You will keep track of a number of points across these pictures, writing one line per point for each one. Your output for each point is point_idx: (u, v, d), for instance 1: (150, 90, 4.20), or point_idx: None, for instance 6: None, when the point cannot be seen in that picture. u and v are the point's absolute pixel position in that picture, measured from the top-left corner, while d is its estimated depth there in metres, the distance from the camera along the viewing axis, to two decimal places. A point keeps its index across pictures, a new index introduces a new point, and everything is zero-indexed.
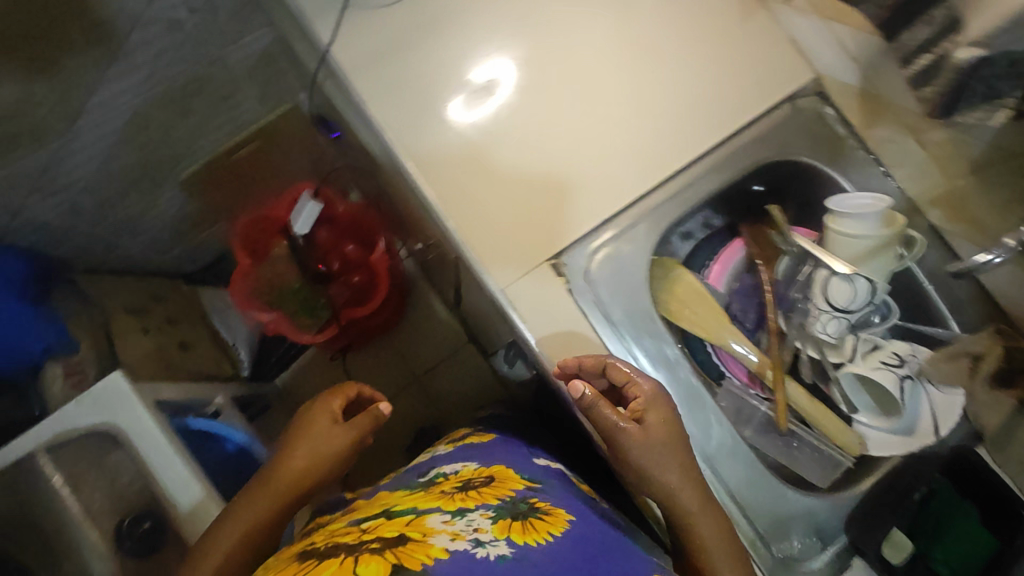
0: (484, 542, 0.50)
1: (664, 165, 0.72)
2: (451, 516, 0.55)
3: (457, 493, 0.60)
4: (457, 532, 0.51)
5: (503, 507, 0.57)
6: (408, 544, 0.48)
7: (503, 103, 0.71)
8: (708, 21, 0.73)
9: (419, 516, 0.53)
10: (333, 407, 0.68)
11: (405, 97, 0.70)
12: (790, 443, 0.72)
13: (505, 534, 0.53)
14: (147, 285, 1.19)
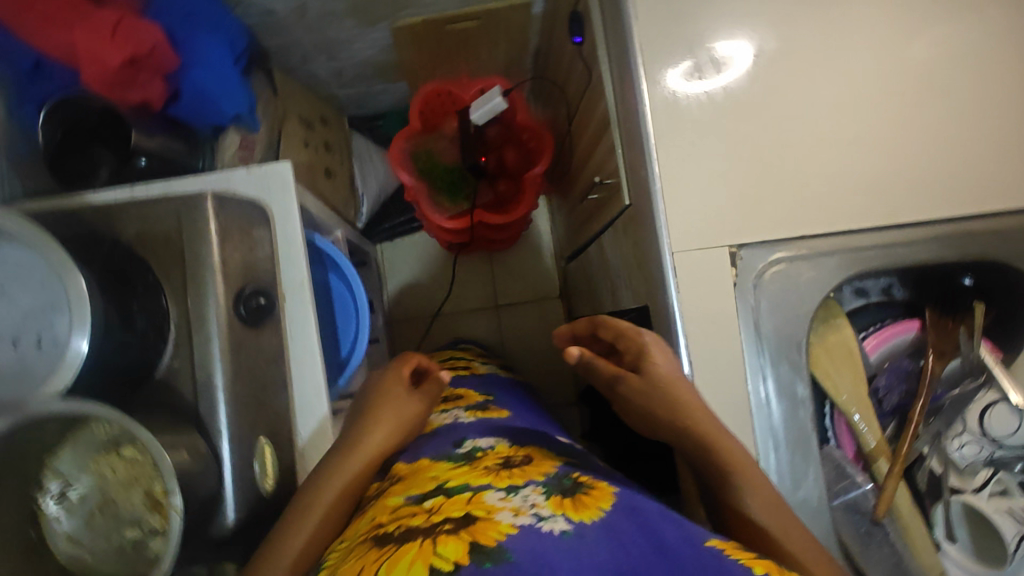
0: (543, 516, 0.49)
1: (888, 214, 0.67)
2: (507, 492, 0.53)
3: (503, 470, 0.59)
4: (518, 508, 0.49)
5: (551, 483, 0.55)
6: (477, 524, 0.47)
7: (762, 82, 0.67)
8: (1005, 91, 0.67)
9: (478, 494, 0.52)
10: (404, 375, 0.75)
11: (670, 30, 0.67)
12: (871, 534, 0.68)
13: (561, 509, 0.51)
14: (319, 106, 1.23)
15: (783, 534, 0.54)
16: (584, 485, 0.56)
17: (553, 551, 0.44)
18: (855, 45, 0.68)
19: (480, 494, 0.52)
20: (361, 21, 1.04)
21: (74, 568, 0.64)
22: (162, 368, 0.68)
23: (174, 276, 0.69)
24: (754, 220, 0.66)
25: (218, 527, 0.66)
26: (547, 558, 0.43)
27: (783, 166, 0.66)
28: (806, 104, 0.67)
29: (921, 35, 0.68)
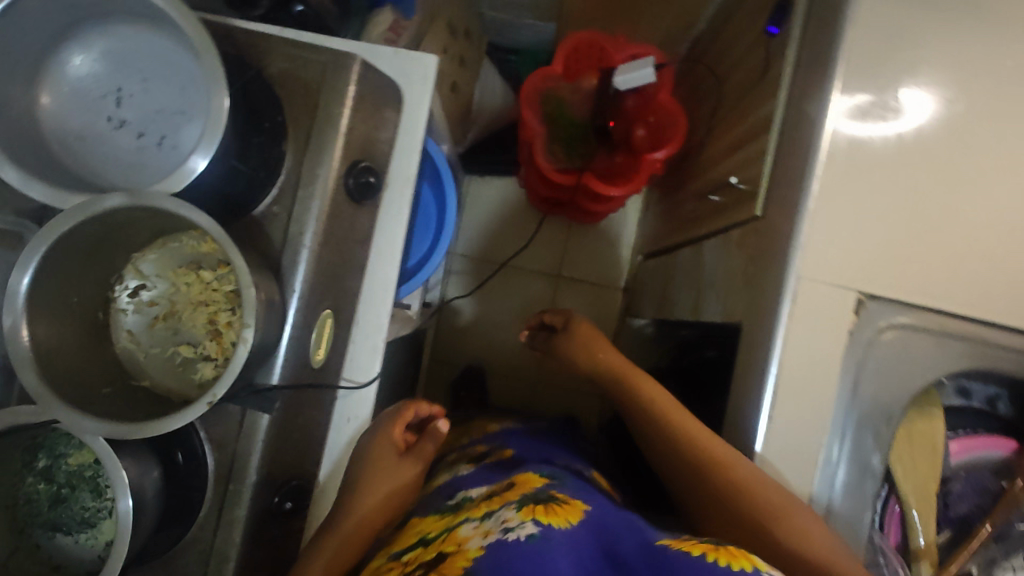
0: (511, 528, 0.56)
1: None
2: (481, 520, 0.61)
3: (483, 502, 0.66)
4: (487, 531, 0.58)
5: (526, 497, 0.62)
6: (447, 558, 0.56)
7: (963, 138, 0.61)
8: None
9: (453, 530, 0.60)
10: (394, 437, 0.76)
11: (886, 51, 0.61)
12: None
13: (530, 515, 0.58)
14: (468, 17, 1.19)
15: (785, 518, 0.57)
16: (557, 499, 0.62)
17: (518, 559, 0.52)
18: None
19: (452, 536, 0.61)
20: None
21: (126, 364, 0.65)
22: (259, 210, 0.68)
23: (302, 123, 0.69)
24: (897, 277, 0.61)
25: (262, 377, 0.67)
26: (507, 566, 0.51)
27: (948, 233, 0.61)
28: (999, 179, 0.61)
29: None
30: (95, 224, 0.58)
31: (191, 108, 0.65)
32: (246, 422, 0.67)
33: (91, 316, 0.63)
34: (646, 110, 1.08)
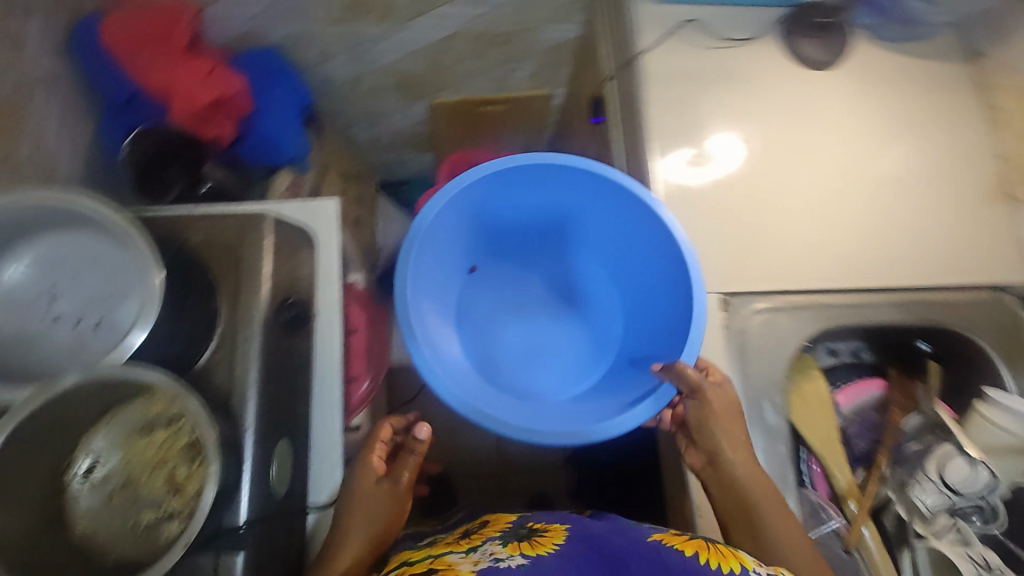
0: (499, 559, 0.62)
1: (859, 276, 0.79)
2: (466, 551, 0.68)
3: (465, 540, 0.73)
4: (478, 559, 0.63)
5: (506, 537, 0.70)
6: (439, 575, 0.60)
7: (739, 164, 0.81)
8: (948, 191, 0.83)
9: (440, 558, 0.66)
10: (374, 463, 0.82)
11: (679, 115, 0.82)
12: (843, 564, 0.73)
13: (517, 549, 0.65)
14: (357, 164, 1.37)
15: None
16: (538, 530, 0.71)
17: None
18: (834, 138, 0.83)
19: (440, 560, 0.65)
20: (405, 95, 1.25)
21: (85, 549, 0.65)
22: (200, 364, 0.74)
23: (229, 277, 0.77)
24: (749, 268, 0.77)
25: (229, 519, 0.67)
26: None
27: (773, 229, 0.79)
28: (798, 181, 0.81)
29: (886, 132, 0.84)
30: (44, 415, 0.61)
31: (116, 289, 0.70)
32: (220, 569, 0.67)
33: (44, 510, 0.64)
34: None
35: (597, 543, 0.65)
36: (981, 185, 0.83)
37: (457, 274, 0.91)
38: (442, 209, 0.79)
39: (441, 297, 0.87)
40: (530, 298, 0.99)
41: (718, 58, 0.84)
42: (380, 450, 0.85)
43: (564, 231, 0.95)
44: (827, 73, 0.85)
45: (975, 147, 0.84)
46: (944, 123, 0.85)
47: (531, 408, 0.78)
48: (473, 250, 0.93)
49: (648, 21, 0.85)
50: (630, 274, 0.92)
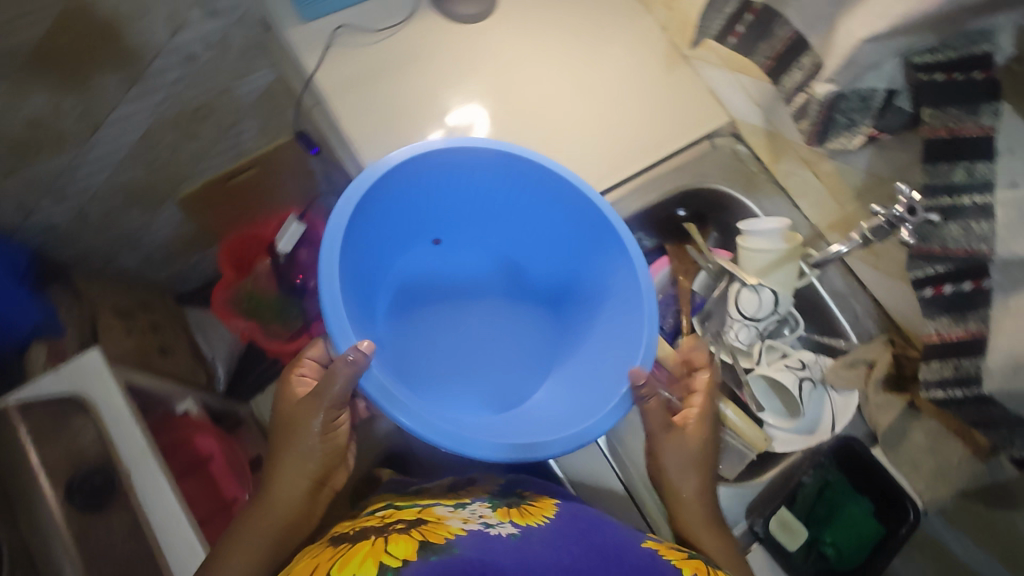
0: (489, 522, 0.62)
1: (597, 181, 0.84)
2: (453, 507, 0.68)
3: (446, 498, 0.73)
4: (466, 518, 0.64)
5: (496, 501, 0.72)
6: (425, 523, 0.58)
7: (450, 134, 0.83)
8: (637, 72, 0.89)
9: (427, 509, 0.65)
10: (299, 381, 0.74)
11: (376, 117, 0.82)
12: None
13: (507, 517, 0.66)
14: (137, 294, 1.27)
15: None
16: (529, 504, 0.71)
17: (495, 542, 0.57)
18: (523, 75, 0.87)
19: (429, 511, 0.65)
20: (143, 206, 1.16)
21: None
22: None
23: None
24: None
25: None
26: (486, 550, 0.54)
27: None
28: (509, 127, 0.85)
29: (564, 48, 0.89)
30: None
31: None
32: None
33: None
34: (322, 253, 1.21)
35: (590, 527, 0.65)
36: (659, 56, 0.90)
37: (372, 269, 0.78)
38: (394, 165, 0.68)
39: (355, 274, 0.72)
40: (435, 335, 0.87)
41: (388, 47, 0.85)
42: (307, 368, 0.75)
43: (510, 267, 0.90)
44: (490, 19, 0.89)
45: (641, 27, 0.91)
46: (608, 18, 0.92)
47: (489, 428, 0.67)
48: (386, 252, 0.81)
49: (307, 42, 0.84)
50: (562, 316, 0.88)
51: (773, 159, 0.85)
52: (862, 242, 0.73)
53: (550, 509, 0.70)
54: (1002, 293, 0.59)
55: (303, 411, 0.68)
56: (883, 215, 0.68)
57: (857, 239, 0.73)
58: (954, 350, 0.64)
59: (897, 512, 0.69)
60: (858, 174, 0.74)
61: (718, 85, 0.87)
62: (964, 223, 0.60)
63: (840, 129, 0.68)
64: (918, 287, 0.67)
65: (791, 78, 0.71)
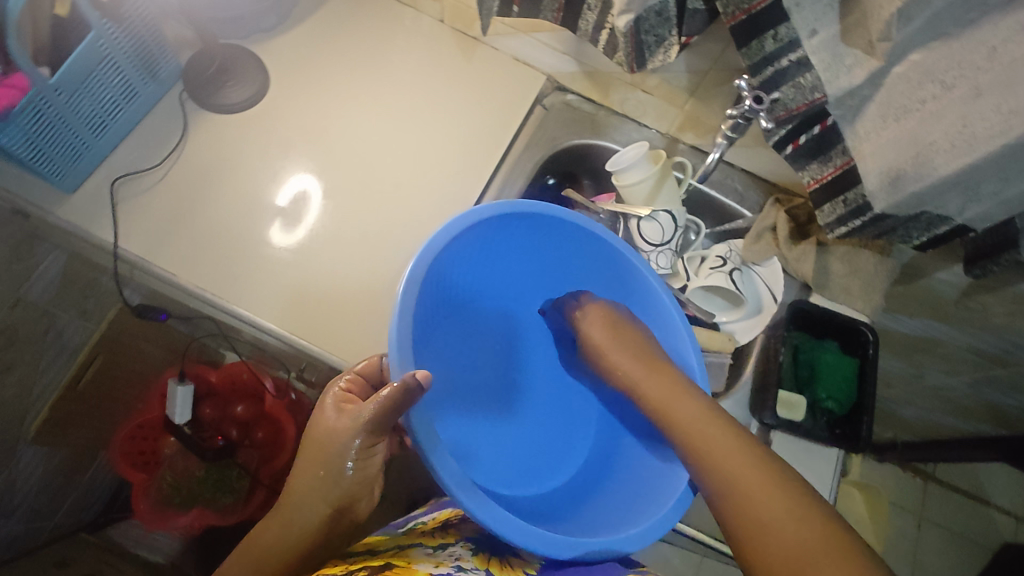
0: (463, 566, 0.58)
1: (465, 193, 0.80)
2: (433, 548, 0.63)
3: (435, 532, 0.69)
4: (439, 560, 0.58)
5: (481, 540, 0.68)
6: (392, 569, 0.54)
7: (300, 226, 0.75)
8: (441, 75, 0.86)
9: (405, 550, 0.61)
10: (343, 395, 0.62)
11: (209, 253, 0.71)
12: None
13: (486, 565, 0.61)
14: (45, 558, 1.05)
15: None
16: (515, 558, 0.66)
17: None
18: (335, 134, 0.80)
19: (405, 553, 0.59)
20: None
21: None
22: None
23: None
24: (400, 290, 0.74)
25: None
26: None
27: (381, 243, 0.76)
28: (352, 191, 0.78)
29: (359, 88, 0.83)
30: None
31: None
32: None
33: None
34: (226, 400, 1.08)
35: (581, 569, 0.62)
36: (452, 52, 0.87)
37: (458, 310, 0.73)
38: (514, 203, 0.68)
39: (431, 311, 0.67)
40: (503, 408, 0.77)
41: (182, 173, 0.75)
42: (351, 381, 0.63)
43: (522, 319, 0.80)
44: (269, 94, 0.80)
45: (418, 31, 0.87)
46: (383, 38, 0.86)
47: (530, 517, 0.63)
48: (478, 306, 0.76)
49: (89, 213, 0.71)
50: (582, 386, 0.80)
51: (603, 95, 0.86)
52: (729, 144, 0.74)
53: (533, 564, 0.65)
54: (846, 124, 0.66)
55: (338, 423, 0.59)
56: (736, 114, 0.69)
57: (722, 142, 0.74)
58: (835, 189, 0.71)
59: (858, 341, 0.74)
60: (682, 76, 0.77)
61: (520, 51, 0.86)
62: (793, 84, 0.64)
63: (652, 48, 0.69)
64: (778, 148, 0.73)
65: (587, 20, 0.71)
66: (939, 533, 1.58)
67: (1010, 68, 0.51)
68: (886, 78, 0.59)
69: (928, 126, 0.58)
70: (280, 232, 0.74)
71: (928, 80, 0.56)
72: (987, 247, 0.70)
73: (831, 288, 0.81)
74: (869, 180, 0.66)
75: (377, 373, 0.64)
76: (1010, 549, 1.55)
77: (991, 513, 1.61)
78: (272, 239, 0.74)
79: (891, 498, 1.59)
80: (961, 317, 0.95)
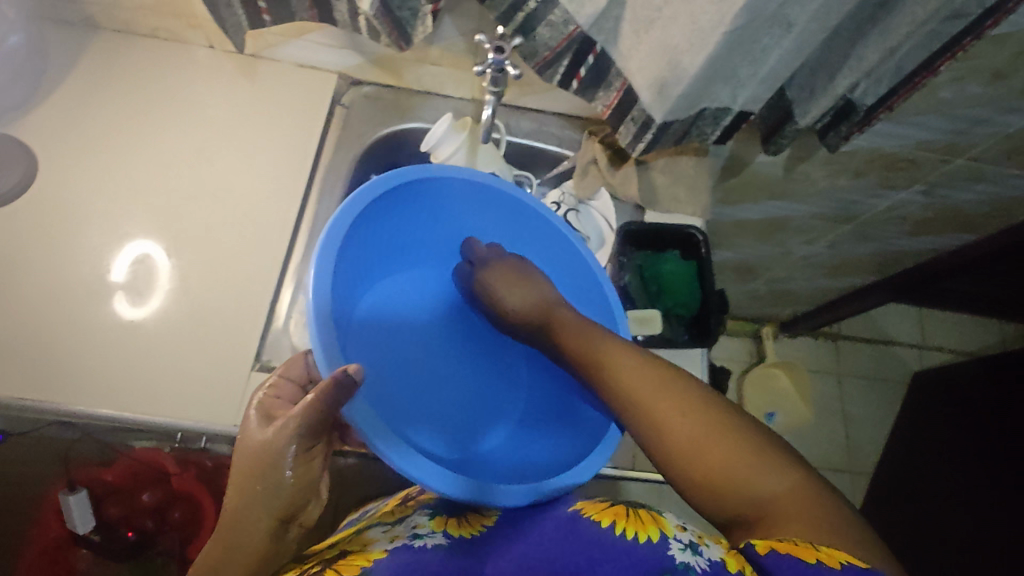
0: (417, 534, 0.58)
1: (285, 215, 0.78)
2: (391, 523, 0.64)
3: (397, 507, 0.70)
4: (395, 534, 0.59)
5: (439, 504, 0.68)
6: (348, 556, 0.54)
7: (114, 300, 0.70)
8: (227, 102, 0.82)
9: (362, 533, 0.61)
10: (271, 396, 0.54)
11: (19, 358, 0.66)
12: None
13: (443, 526, 0.61)
14: None
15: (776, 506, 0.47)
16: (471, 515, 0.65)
17: (428, 552, 0.54)
18: (129, 193, 0.76)
19: (361, 537, 0.60)
20: None
21: None
22: None
23: None
24: (239, 332, 0.71)
25: None
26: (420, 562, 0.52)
27: (210, 290, 0.72)
28: (163, 247, 0.74)
29: (142, 141, 0.78)
30: None
31: None
32: None
33: None
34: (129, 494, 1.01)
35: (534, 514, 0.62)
36: (233, 76, 0.83)
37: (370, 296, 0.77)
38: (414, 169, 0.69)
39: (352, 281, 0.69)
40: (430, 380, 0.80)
41: None
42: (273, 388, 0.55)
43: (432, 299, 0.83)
44: (44, 174, 0.75)
45: (191, 65, 0.83)
46: (155, 81, 0.81)
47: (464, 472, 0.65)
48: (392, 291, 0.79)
49: None
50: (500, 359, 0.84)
51: (398, 78, 0.85)
52: (497, 96, 0.72)
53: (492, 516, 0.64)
54: (613, 48, 0.68)
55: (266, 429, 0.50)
56: (486, 66, 0.65)
57: (493, 96, 0.71)
58: (622, 112, 0.73)
59: (693, 246, 0.78)
60: (458, 40, 0.77)
61: (301, 56, 0.83)
62: (547, 22, 0.65)
63: (411, 21, 0.68)
64: (565, 86, 0.74)
65: (340, 10, 0.69)
66: (857, 382, 1.73)
67: None
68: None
69: (669, 31, 0.60)
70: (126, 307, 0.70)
71: None
72: (774, 122, 0.75)
73: (661, 201, 0.84)
74: (642, 96, 0.67)
75: (298, 371, 0.57)
76: (918, 375, 1.71)
77: (897, 349, 1.76)
78: (86, 322, 0.69)
79: (807, 365, 1.71)
80: (794, 190, 1.01)
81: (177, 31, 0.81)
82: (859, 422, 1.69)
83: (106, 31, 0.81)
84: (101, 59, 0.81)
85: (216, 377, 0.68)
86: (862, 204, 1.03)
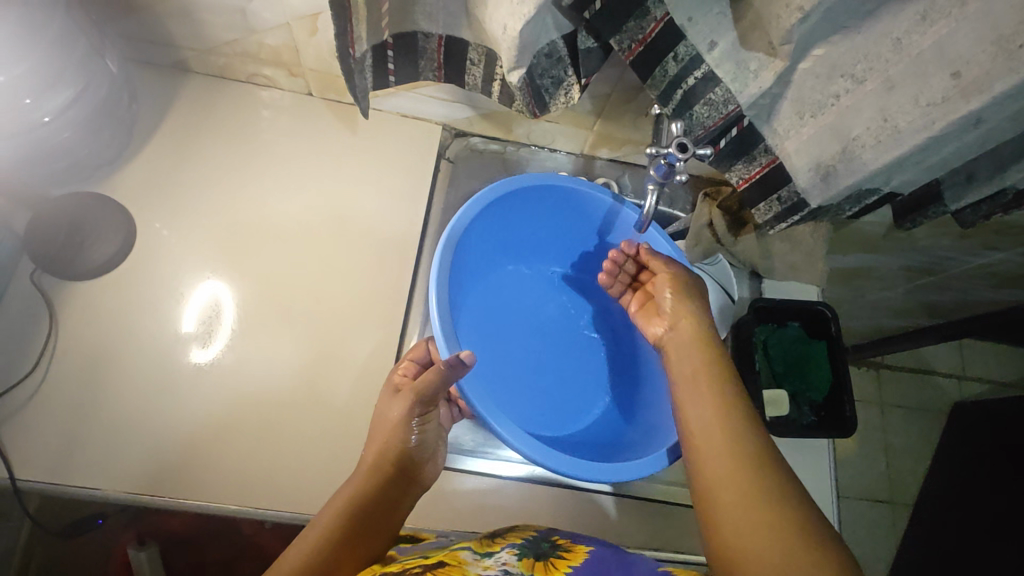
0: (511, 571, 0.49)
1: (395, 290, 0.74)
2: (480, 551, 0.54)
3: (483, 536, 0.59)
4: (488, 563, 0.50)
5: (527, 544, 0.55)
6: (442, 570, 0.48)
7: (224, 380, 0.67)
8: (329, 154, 0.77)
9: (452, 552, 0.53)
10: (396, 375, 0.64)
11: (136, 446, 0.63)
12: None
13: (531, 567, 0.51)
14: None
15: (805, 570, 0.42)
16: (560, 548, 0.55)
17: None
18: (233, 259, 0.71)
19: (452, 556, 0.53)
20: None
21: None
22: None
23: None
24: (357, 416, 0.68)
25: None
26: None
27: (330, 368, 0.70)
28: (273, 317, 0.70)
29: (242, 200, 0.73)
30: None
31: None
32: None
33: None
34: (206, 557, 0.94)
35: (619, 563, 0.54)
36: (332, 125, 0.78)
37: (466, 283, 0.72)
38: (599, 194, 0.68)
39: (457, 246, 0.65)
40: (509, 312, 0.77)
41: (68, 370, 0.64)
42: (405, 368, 0.64)
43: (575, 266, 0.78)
44: (139, 235, 0.70)
45: (287, 112, 0.77)
46: (253, 130, 0.76)
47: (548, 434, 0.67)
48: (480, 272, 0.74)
49: None
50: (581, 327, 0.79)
51: (507, 131, 0.80)
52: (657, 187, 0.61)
53: (578, 555, 0.54)
54: (763, 123, 0.63)
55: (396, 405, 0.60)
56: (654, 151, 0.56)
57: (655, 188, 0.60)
58: (766, 186, 0.70)
59: (821, 324, 0.75)
60: (584, 102, 0.72)
61: (406, 107, 0.78)
62: (705, 99, 0.61)
63: (552, 89, 0.63)
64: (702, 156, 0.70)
65: (473, 73, 0.64)
66: (900, 412, 1.68)
67: (917, 58, 0.49)
68: (795, 75, 0.57)
69: (846, 120, 0.57)
70: (204, 289, 0.70)
71: (837, 75, 0.55)
72: (915, 201, 0.71)
73: (775, 269, 0.82)
74: (800, 176, 0.65)
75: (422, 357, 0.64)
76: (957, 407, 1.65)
77: (938, 379, 1.71)
78: (201, 403, 0.66)
79: None
80: (890, 245, 0.98)
81: (275, 76, 0.75)
82: (903, 454, 1.64)
83: (198, 75, 0.75)
84: (193, 104, 0.75)
85: (339, 466, 0.66)
86: (955, 261, 1.01)
